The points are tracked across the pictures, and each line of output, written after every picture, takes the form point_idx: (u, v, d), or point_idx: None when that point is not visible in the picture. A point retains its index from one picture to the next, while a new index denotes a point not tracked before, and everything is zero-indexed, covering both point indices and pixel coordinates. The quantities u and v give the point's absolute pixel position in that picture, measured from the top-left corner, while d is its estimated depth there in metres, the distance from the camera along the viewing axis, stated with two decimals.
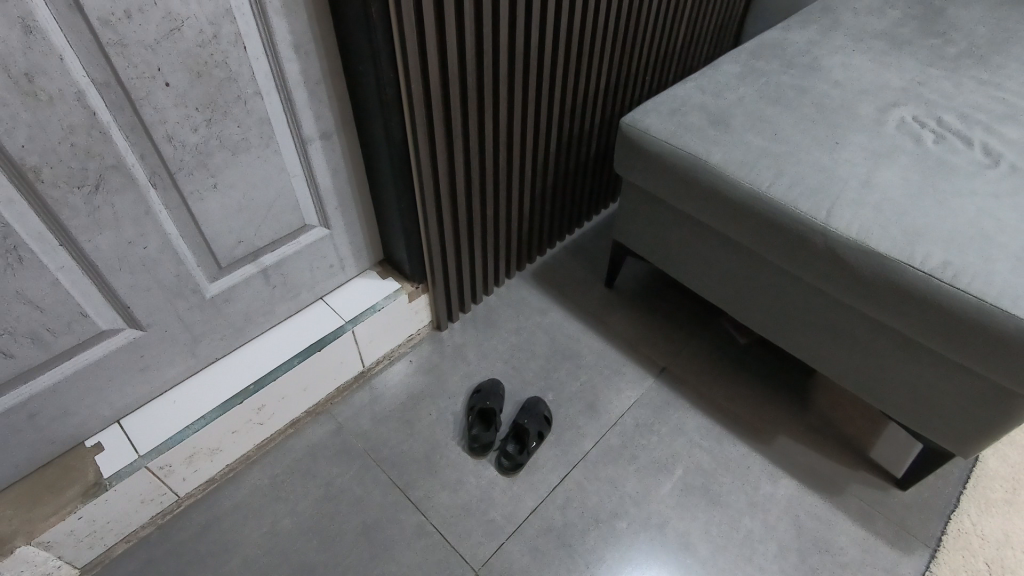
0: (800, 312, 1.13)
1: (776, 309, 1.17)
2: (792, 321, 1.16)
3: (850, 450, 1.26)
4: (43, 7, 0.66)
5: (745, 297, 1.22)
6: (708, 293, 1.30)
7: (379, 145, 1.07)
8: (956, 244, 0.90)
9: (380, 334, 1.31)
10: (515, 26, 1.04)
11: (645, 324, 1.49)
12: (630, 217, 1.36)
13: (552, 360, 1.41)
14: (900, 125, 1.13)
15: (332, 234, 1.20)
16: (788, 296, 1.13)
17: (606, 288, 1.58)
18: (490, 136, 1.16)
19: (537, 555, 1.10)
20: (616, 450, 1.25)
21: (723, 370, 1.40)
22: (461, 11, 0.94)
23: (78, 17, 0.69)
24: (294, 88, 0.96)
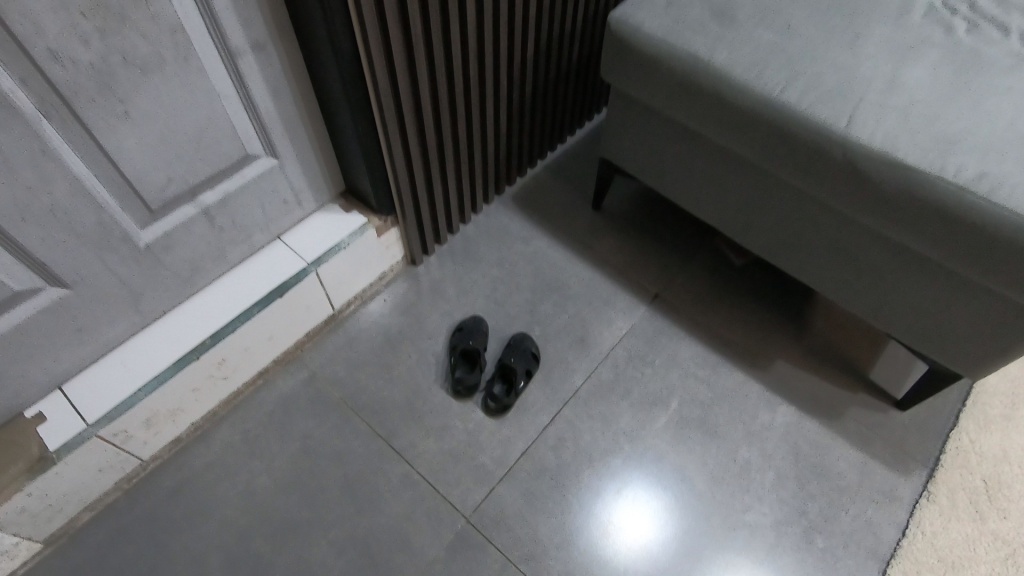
0: (806, 233, 1.03)
1: (780, 230, 1.07)
2: (797, 242, 1.06)
3: (849, 372, 1.21)
4: None
5: (745, 218, 1.12)
6: (704, 213, 1.19)
7: (324, 55, 0.90)
8: (993, 152, 0.79)
9: (348, 274, 1.19)
10: None
11: (635, 249, 1.39)
12: (619, 131, 1.22)
13: (537, 292, 1.31)
14: (929, 11, 0.98)
15: (281, 165, 1.04)
16: (794, 215, 1.03)
17: (592, 211, 1.46)
18: (457, 40, 0.99)
19: (530, 497, 1.06)
20: (608, 385, 1.19)
21: (719, 294, 1.32)
22: None
23: None
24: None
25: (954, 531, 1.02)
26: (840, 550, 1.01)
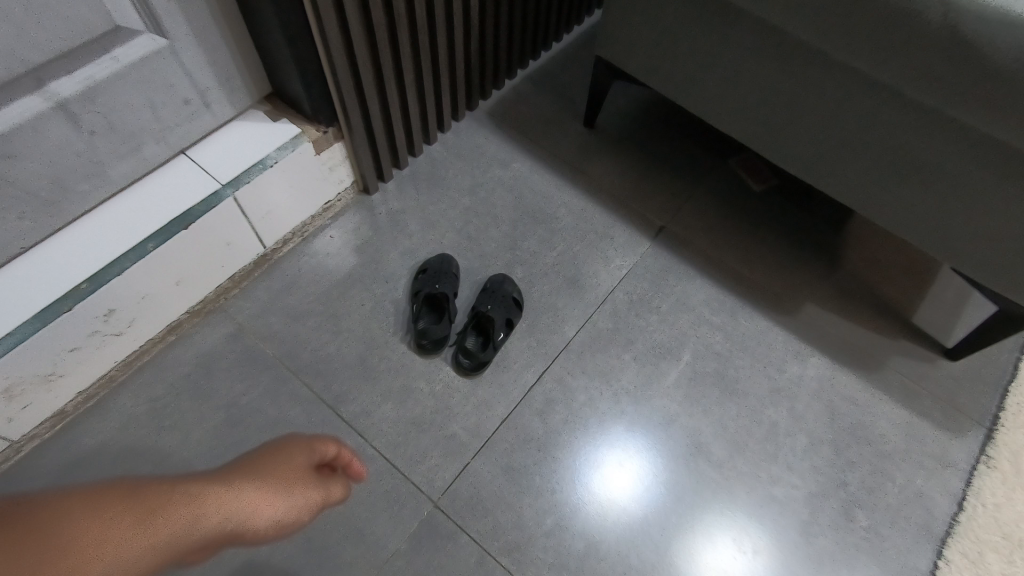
0: (861, 138, 0.82)
1: (823, 137, 0.86)
2: (850, 149, 0.84)
3: (890, 315, 1.01)
4: None
5: (780, 124, 0.89)
6: (726, 121, 0.96)
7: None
8: None
9: (278, 201, 0.94)
10: None
11: (635, 173, 1.16)
12: (622, 15, 0.97)
13: (518, 226, 1.08)
14: None
15: (174, 48, 0.77)
16: (848, 116, 0.80)
17: (584, 127, 1.21)
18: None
19: (513, 474, 0.86)
20: (605, 336, 0.98)
21: (736, 226, 1.10)
22: None
23: None
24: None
25: (1019, 502, 0.86)
26: (887, 528, 0.84)
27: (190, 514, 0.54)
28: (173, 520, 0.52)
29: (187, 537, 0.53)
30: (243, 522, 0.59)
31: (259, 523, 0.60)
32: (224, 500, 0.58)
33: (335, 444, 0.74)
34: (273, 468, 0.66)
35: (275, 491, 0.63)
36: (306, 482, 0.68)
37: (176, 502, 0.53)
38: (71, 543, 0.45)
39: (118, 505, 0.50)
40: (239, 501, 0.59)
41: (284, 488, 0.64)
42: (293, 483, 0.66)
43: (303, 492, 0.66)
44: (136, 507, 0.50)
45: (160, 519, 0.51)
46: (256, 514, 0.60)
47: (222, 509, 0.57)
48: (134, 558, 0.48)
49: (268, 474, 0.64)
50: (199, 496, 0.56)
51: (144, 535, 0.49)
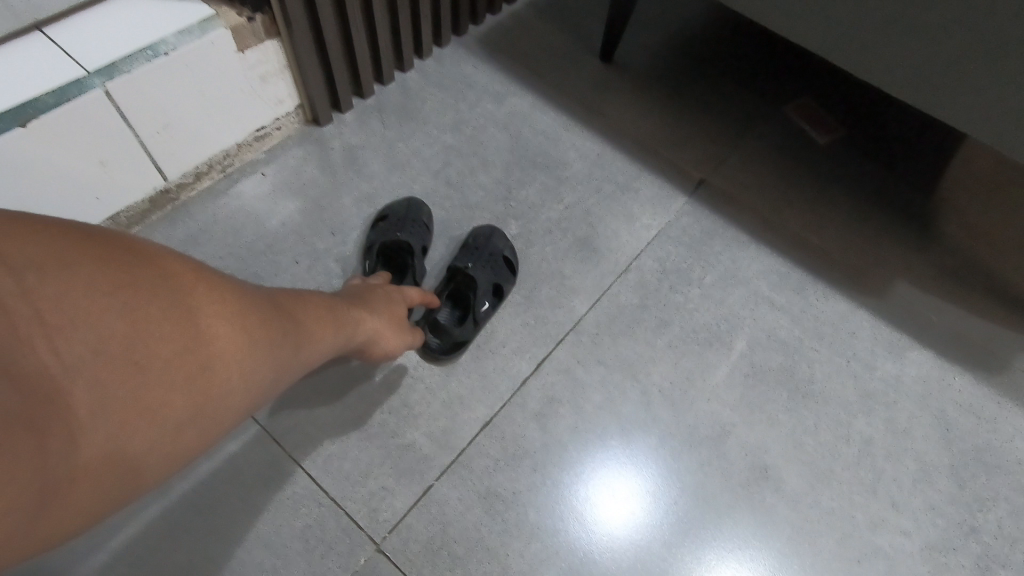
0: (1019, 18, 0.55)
1: (955, 23, 0.59)
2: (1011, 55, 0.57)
3: (1009, 300, 0.75)
4: None
5: (889, 9, 0.63)
6: (804, 19, 0.70)
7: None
8: None
9: (181, 111, 0.68)
10: None
11: (666, 114, 0.90)
12: None
13: (514, 172, 0.82)
14: None
15: None
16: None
17: (601, 60, 0.96)
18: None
19: (495, 504, 0.59)
20: (630, 314, 0.71)
21: (797, 181, 0.85)
22: None
23: None
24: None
25: None
26: None
27: (337, 320, 0.46)
28: (324, 325, 0.44)
29: (335, 350, 0.47)
30: (374, 340, 0.52)
31: (385, 347, 0.55)
32: (359, 318, 0.50)
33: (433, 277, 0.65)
34: (386, 293, 0.56)
35: (399, 325, 0.56)
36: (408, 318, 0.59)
37: (320, 309, 0.45)
38: (267, 342, 0.37)
39: (284, 303, 0.41)
40: (373, 323, 0.52)
41: (404, 320, 0.57)
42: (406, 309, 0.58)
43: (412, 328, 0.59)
44: (299, 310, 0.42)
45: (316, 323, 0.43)
46: (381, 337, 0.53)
47: (359, 327, 0.49)
48: (323, 347, 0.44)
49: (388, 296, 0.56)
50: (339, 310, 0.48)
51: (316, 337, 0.43)
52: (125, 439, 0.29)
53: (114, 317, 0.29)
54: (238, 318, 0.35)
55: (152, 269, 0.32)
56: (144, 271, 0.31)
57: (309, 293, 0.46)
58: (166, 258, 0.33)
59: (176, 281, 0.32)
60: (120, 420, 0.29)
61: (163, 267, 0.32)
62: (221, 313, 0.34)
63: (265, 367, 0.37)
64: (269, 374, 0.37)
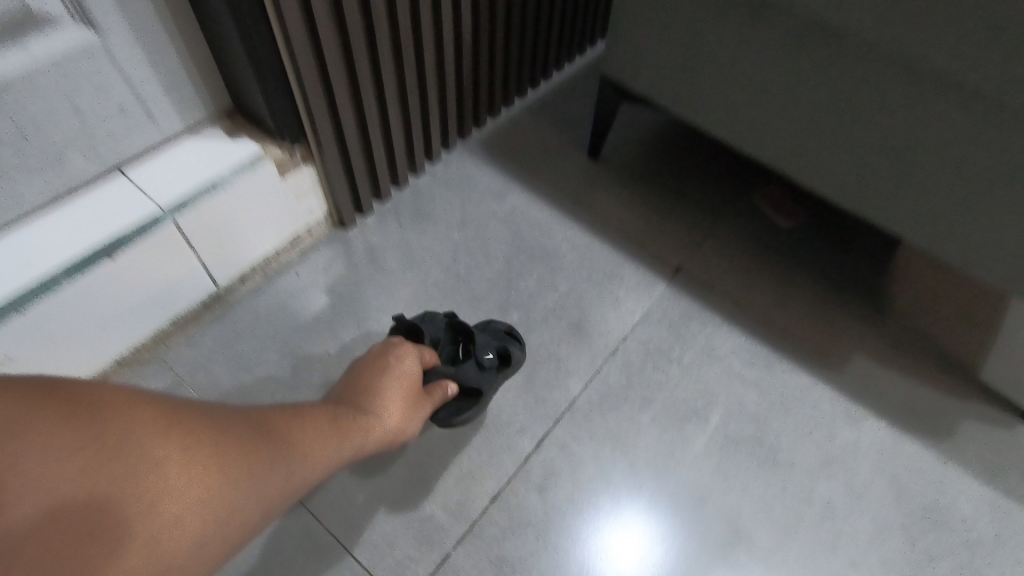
0: (909, 147, 0.68)
1: (868, 151, 0.71)
2: (916, 177, 0.69)
3: (953, 369, 0.85)
4: None
5: (815, 137, 0.75)
6: (737, 141, 0.84)
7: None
8: None
9: (233, 231, 0.81)
10: None
11: (647, 206, 1.03)
12: (625, 20, 0.85)
13: (514, 264, 0.94)
14: None
15: (111, 49, 0.66)
16: (898, 121, 0.67)
17: (587, 157, 1.09)
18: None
19: (505, 569, 0.68)
20: (618, 392, 0.82)
21: (764, 264, 0.96)
22: None
23: None
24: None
25: None
26: None
27: (328, 432, 0.54)
28: (304, 442, 0.50)
29: (342, 458, 0.55)
30: (379, 435, 0.60)
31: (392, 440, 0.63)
32: (360, 422, 0.59)
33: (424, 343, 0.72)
34: (393, 376, 0.65)
35: (407, 404, 0.64)
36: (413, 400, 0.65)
37: (302, 428, 0.51)
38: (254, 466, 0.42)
39: (266, 427, 0.47)
40: (372, 421, 0.60)
41: (413, 401, 0.65)
42: (414, 393, 0.66)
43: (418, 409, 0.65)
44: (285, 427, 0.50)
45: (302, 436, 0.50)
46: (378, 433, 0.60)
47: (361, 428, 0.58)
48: (306, 460, 0.49)
49: (395, 380, 0.64)
50: (339, 418, 0.57)
51: (307, 452, 0.49)
52: (100, 520, 0.31)
53: (102, 438, 0.34)
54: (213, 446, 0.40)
55: (141, 405, 0.37)
56: (130, 406, 0.36)
57: (301, 411, 0.54)
58: (152, 396, 0.39)
59: (159, 415, 0.38)
60: (107, 509, 0.32)
61: (141, 406, 0.37)
62: (195, 444, 0.39)
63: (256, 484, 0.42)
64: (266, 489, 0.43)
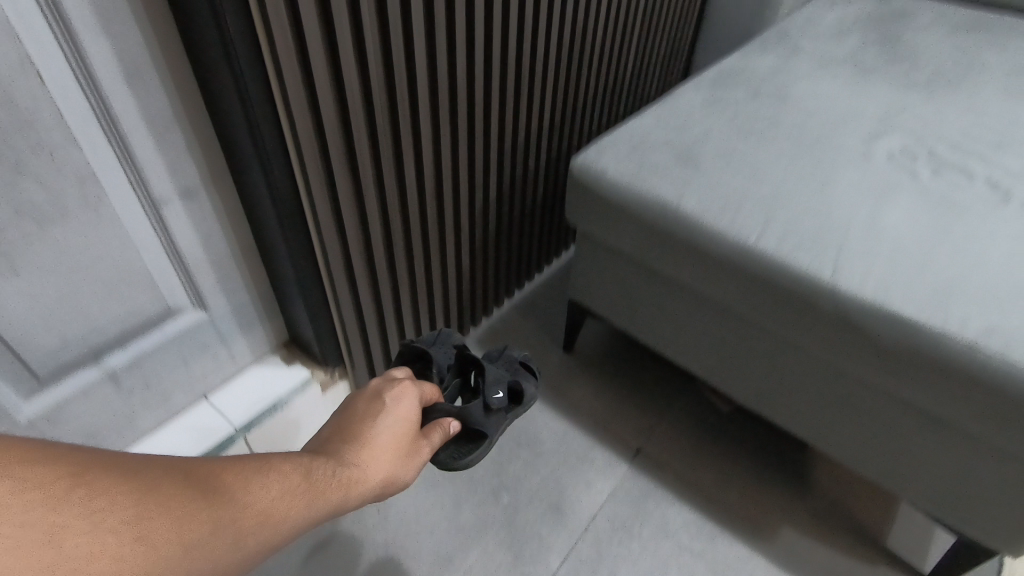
0: (788, 383, 0.92)
1: (763, 382, 0.96)
2: (799, 402, 0.93)
3: (863, 539, 1.05)
4: None
5: (726, 368, 1.00)
6: (667, 352, 1.09)
7: (256, 182, 0.79)
8: (992, 301, 0.73)
9: (282, 437, 1.04)
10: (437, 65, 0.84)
11: (613, 395, 1.27)
12: (581, 272, 1.13)
13: (504, 450, 1.16)
14: (891, 158, 0.99)
15: (214, 319, 0.92)
16: (776, 366, 0.92)
17: (563, 352, 1.35)
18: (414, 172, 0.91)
19: None
20: (590, 565, 1.00)
21: (708, 445, 1.18)
22: (360, 43, 0.72)
23: None
24: (116, 99, 0.66)
25: None
26: None
27: (295, 488, 0.48)
28: (260, 494, 0.45)
29: (316, 518, 0.50)
30: (355, 493, 0.53)
31: (371, 498, 0.56)
32: (334, 476, 0.52)
33: (423, 380, 0.68)
34: (385, 428, 0.59)
35: (396, 458, 0.58)
36: (402, 458, 0.59)
37: (260, 483, 0.46)
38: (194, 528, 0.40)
39: (215, 480, 0.44)
40: (351, 472, 0.54)
41: (407, 452, 0.60)
42: (404, 440, 0.60)
43: (401, 470, 0.58)
44: (237, 484, 0.45)
45: (257, 493, 0.45)
46: (354, 498, 0.53)
47: (337, 481, 0.52)
48: (262, 516, 0.44)
49: (383, 431, 0.59)
50: (316, 475, 0.51)
51: (263, 515, 0.45)
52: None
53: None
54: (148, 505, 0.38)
55: (52, 460, 0.36)
56: (29, 464, 0.35)
57: (264, 461, 0.48)
58: (79, 453, 0.38)
59: (65, 475, 0.36)
60: None
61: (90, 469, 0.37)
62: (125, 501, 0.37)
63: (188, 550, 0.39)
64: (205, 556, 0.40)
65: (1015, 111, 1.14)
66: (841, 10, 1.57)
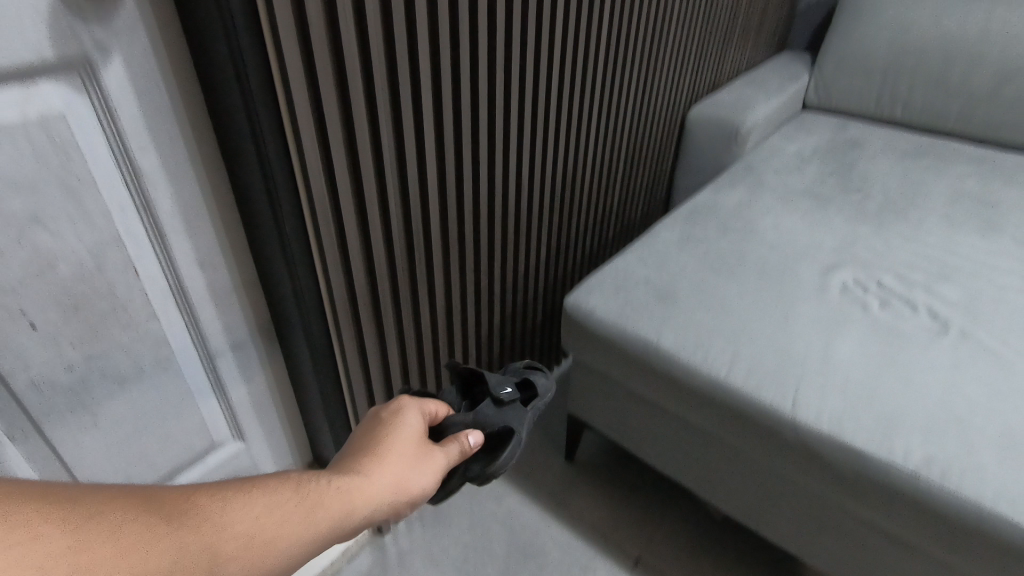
0: (766, 499, 1.02)
1: (743, 497, 1.06)
2: (777, 517, 1.03)
3: None
4: None
5: (710, 484, 1.10)
6: (657, 465, 1.18)
7: (295, 332, 0.93)
8: (931, 431, 0.84)
9: None
10: (448, 233, 1.00)
11: (612, 503, 1.35)
12: (577, 392, 1.25)
13: (511, 561, 1.23)
14: (844, 290, 1.13)
15: (249, 447, 1.04)
16: (754, 484, 1.02)
17: (564, 460, 1.44)
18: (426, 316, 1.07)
19: None
20: None
21: (703, 553, 1.25)
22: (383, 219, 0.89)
23: None
24: (190, 279, 0.81)
25: None
26: None
27: (288, 501, 0.52)
28: (236, 511, 0.49)
29: (314, 535, 0.53)
30: (359, 500, 0.57)
31: (382, 507, 0.59)
32: (336, 485, 0.57)
33: (423, 399, 0.74)
34: (389, 446, 0.64)
35: (396, 475, 0.61)
36: (404, 475, 0.62)
37: (240, 501, 0.50)
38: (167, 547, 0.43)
39: (177, 500, 0.46)
40: (353, 482, 0.58)
41: (414, 465, 0.63)
42: (407, 450, 0.64)
43: (403, 485, 0.61)
44: (225, 506, 0.49)
45: (238, 516, 0.48)
46: (352, 515, 0.56)
47: (339, 489, 0.57)
48: (239, 532, 0.48)
49: (383, 446, 0.63)
50: (312, 492, 0.55)
51: (248, 534, 0.48)
52: None
53: None
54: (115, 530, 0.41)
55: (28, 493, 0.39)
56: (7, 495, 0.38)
57: (255, 482, 0.53)
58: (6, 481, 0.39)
59: None
60: None
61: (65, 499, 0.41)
62: (90, 528, 0.40)
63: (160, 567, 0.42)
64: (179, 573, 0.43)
65: (954, 241, 1.29)
66: (800, 142, 1.77)
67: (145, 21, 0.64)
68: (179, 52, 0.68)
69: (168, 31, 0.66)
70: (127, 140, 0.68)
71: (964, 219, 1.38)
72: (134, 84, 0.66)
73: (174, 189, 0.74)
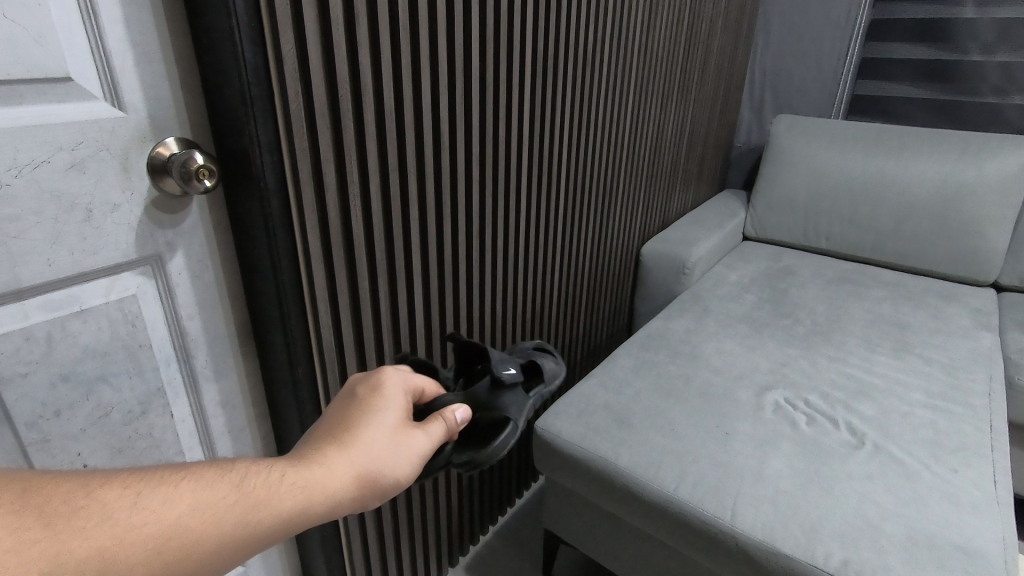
0: None
1: None
2: None
3: None
4: (17, 424, 0.73)
5: None
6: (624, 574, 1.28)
7: None
8: (850, 536, 0.98)
9: None
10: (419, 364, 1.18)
11: None
12: (550, 508, 1.36)
13: None
14: (776, 409, 1.30)
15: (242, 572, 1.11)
16: None
17: None
18: None
19: None
20: None
21: None
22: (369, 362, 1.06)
23: (9, 434, 0.73)
24: (214, 420, 0.95)
25: None
26: None
27: (231, 498, 0.54)
28: (150, 509, 0.49)
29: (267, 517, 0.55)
30: (318, 491, 0.59)
31: (347, 489, 0.61)
32: (291, 477, 0.58)
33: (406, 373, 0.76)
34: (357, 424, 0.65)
35: (363, 460, 0.63)
36: (369, 457, 0.63)
37: (157, 499, 0.50)
38: (113, 515, 0.47)
39: (76, 496, 0.47)
40: (314, 474, 0.59)
41: (384, 446, 0.65)
42: (379, 433, 0.65)
43: (372, 470, 0.63)
44: (163, 486, 0.51)
45: (173, 498, 0.51)
46: (307, 501, 0.58)
47: (296, 481, 0.58)
48: (155, 534, 0.49)
49: (355, 431, 0.65)
50: (261, 479, 0.57)
51: (182, 515, 0.51)
52: None
53: None
54: (68, 501, 0.46)
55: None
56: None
57: (190, 474, 0.54)
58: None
59: None
60: None
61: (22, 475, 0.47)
62: (52, 493, 0.46)
63: (112, 526, 0.47)
64: (130, 529, 0.48)
65: (870, 361, 1.50)
66: (740, 271, 2.04)
67: (204, 224, 0.85)
68: (226, 243, 0.88)
69: (218, 229, 0.87)
70: (178, 310, 0.85)
71: (879, 340, 1.60)
72: (189, 269, 0.85)
73: (209, 346, 0.91)
